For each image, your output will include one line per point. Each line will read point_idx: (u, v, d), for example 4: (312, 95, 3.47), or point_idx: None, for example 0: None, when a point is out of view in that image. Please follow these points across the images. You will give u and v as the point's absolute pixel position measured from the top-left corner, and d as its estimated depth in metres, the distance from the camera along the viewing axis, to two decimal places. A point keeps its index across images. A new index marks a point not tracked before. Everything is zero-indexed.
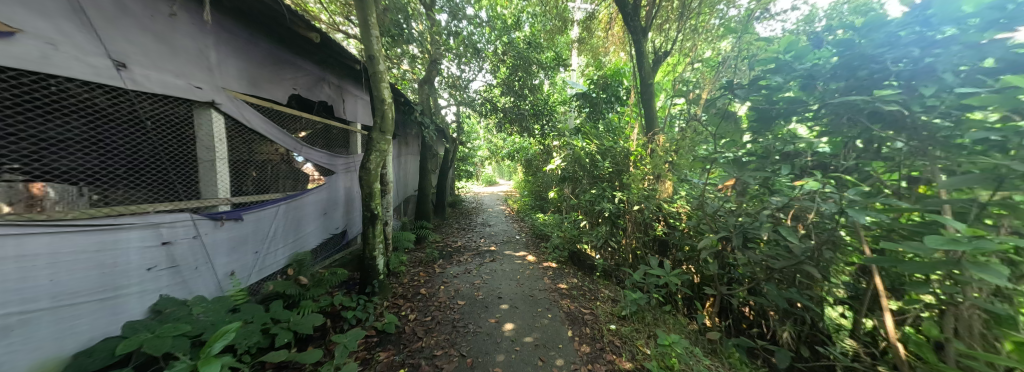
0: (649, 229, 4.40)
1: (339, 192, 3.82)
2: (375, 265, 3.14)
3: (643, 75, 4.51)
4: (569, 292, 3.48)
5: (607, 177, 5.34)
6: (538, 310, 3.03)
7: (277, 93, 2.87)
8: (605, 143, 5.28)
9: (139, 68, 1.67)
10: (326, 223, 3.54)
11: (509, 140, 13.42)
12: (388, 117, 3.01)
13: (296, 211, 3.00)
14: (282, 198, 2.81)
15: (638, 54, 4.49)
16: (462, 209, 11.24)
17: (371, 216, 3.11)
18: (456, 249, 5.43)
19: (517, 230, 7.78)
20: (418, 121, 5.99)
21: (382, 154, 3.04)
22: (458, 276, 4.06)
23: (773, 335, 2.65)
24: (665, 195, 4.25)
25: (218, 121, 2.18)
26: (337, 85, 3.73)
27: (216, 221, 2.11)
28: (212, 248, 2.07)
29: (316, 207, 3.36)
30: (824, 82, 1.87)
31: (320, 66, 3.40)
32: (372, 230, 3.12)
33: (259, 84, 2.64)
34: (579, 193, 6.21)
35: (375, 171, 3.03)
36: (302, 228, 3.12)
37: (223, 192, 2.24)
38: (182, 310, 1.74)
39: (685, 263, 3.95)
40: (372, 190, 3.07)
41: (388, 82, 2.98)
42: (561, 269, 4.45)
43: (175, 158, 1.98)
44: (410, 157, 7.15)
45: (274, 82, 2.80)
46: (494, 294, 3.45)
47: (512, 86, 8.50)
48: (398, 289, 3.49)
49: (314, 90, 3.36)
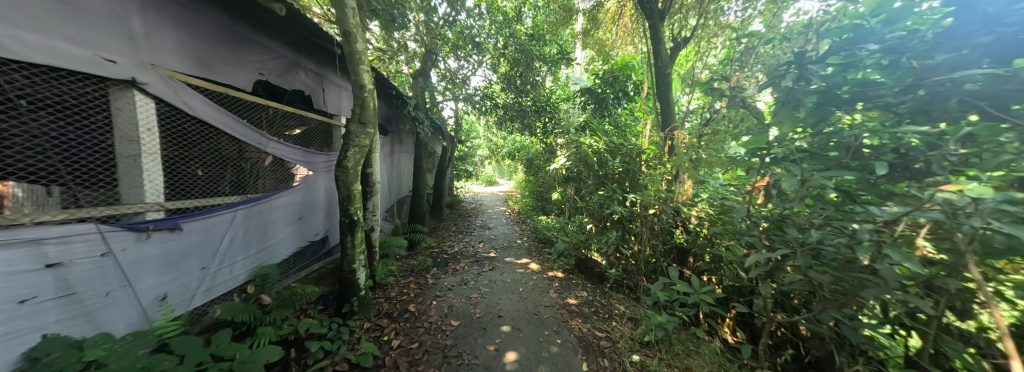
0: (666, 235, 3.95)
1: (318, 194, 3.37)
2: (354, 280, 2.70)
3: (658, 65, 4.07)
4: (579, 309, 3.04)
5: (617, 177, 4.90)
6: (545, 334, 2.59)
7: (238, 78, 2.43)
8: (615, 140, 4.83)
9: (12, 28, 1.22)
10: (301, 229, 3.10)
11: (510, 139, 12.99)
12: (369, 107, 2.56)
13: (262, 217, 2.58)
14: (244, 201, 2.38)
15: (652, 42, 4.06)
16: (461, 210, 10.80)
17: (349, 223, 2.66)
18: (452, 256, 4.98)
19: (518, 233, 7.34)
20: (411, 117, 5.55)
21: (362, 150, 2.59)
22: (453, 288, 3.62)
23: (825, 365, 2.23)
24: (684, 198, 3.79)
25: (144, 107, 1.73)
26: (316, 73, 3.29)
27: (140, 233, 1.67)
28: (132, 268, 1.62)
29: (290, 211, 2.93)
30: (914, 56, 1.37)
31: (294, 49, 2.95)
32: (351, 239, 2.68)
33: (212, 64, 2.18)
34: (585, 194, 5.77)
35: (354, 170, 2.59)
36: (271, 236, 2.69)
37: (155, 196, 1.81)
38: (69, 357, 1.28)
39: (707, 274, 3.52)
40: (351, 193, 2.63)
41: (368, 66, 2.55)
42: (568, 279, 4.01)
43: (78, 154, 1.54)
44: (404, 155, 6.71)
45: (232, 63, 2.35)
46: (493, 311, 3.01)
47: (513, 81, 8.08)
48: (383, 306, 3.05)
49: (285, 76, 2.90)
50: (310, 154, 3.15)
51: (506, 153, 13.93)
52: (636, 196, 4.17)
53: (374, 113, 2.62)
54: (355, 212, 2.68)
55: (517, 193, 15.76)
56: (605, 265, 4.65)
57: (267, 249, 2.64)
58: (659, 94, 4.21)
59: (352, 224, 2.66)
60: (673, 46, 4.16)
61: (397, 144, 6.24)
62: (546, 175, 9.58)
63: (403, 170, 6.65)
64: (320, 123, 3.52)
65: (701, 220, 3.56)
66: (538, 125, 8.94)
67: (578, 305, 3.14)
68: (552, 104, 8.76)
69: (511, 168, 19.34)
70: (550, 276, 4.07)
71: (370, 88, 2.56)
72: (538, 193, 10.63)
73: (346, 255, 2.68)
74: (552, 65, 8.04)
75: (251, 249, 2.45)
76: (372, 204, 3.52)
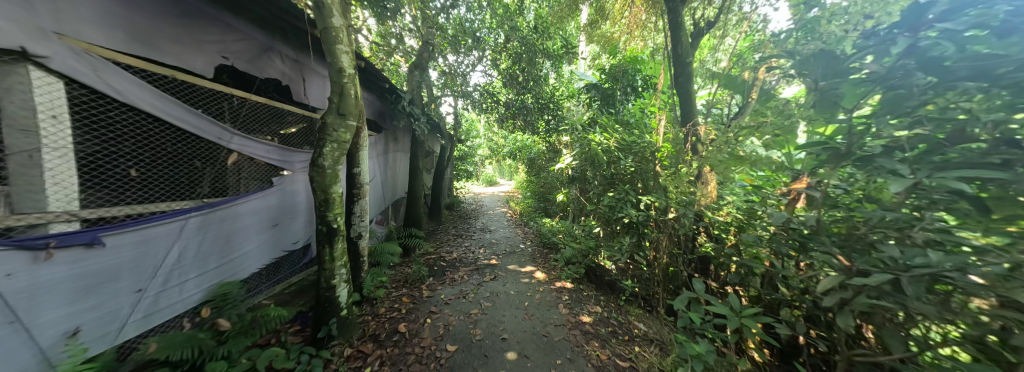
0: (687, 242, 3.56)
1: (299, 197, 2.99)
2: (333, 300, 2.30)
3: (677, 53, 3.68)
4: (594, 329, 2.66)
5: (630, 178, 4.50)
6: (556, 363, 2.20)
7: (192, 62, 2.06)
8: (626, 137, 4.44)
9: None
10: (275, 238, 2.72)
11: (512, 138, 12.60)
12: (349, 95, 2.16)
13: (226, 225, 2.21)
14: (200, 207, 2.01)
15: (670, 28, 3.68)
16: (461, 212, 10.40)
17: (327, 232, 2.26)
18: (450, 264, 4.59)
19: (520, 236, 6.96)
20: (406, 112, 5.15)
21: (341, 146, 2.19)
22: (450, 303, 3.22)
23: None
24: (710, 201, 3.36)
25: (47, 91, 1.39)
26: (295, 60, 2.91)
27: (37, 253, 1.31)
28: (20, 299, 1.26)
29: (263, 218, 2.57)
30: None
31: (265, 30, 2.56)
32: (328, 250, 2.27)
33: (152, 42, 1.80)
34: (593, 196, 5.38)
35: (331, 170, 2.19)
36: (238, 247, 2.32)
37: (63, 204, 1.46)
38: None
39: (733, 286, 3.14)
40: (328, 197, 2.23)
41: (348, 47, 2.16)
42: (577, 290, 3.63)
43: None
44: (400, 154, 6.31)
45: (180, 42, 1.97)
46: (495, 333, 2.62)
47: (515, 78, 7.72)
48: (368, 326, 2.66)
49: (254, 61, 2.52)
50: (287, 153, 2.79)
51: (507, 152, 13.55)
52: (653, 198, 3.78)
53: (356, 103, 2.22)
54: (334, 219, 2.28)
55: (518, 194, 15.40)
56: (616, 274, 4.26)
57: (233, 262, 2.27)
58: (677, 86, 3.82)
59: (330, 232, 2.27)
60: (693, 34, 3.79)
61: (392, 143, 5.87)
62: (549, 176, 9.21)
63: (398, 170, 6.25)
64: (301, 118, 3.15)
65: (729, 225, 3.14)
66: (541, 123, 8.58)
67: (593, 324, 2.75)
68: (555, 101, 8.37)
69: (511, 168, 18.99)
70: (558, 287, 3.69)
71: (351, 74, 2.17)
72: (541, 194, 10.25)
73: (322, 270, 2.27)
74: (556, 61, 7.69)
75: (210, 264, 2.08)
76: (358, 209, 3.18)
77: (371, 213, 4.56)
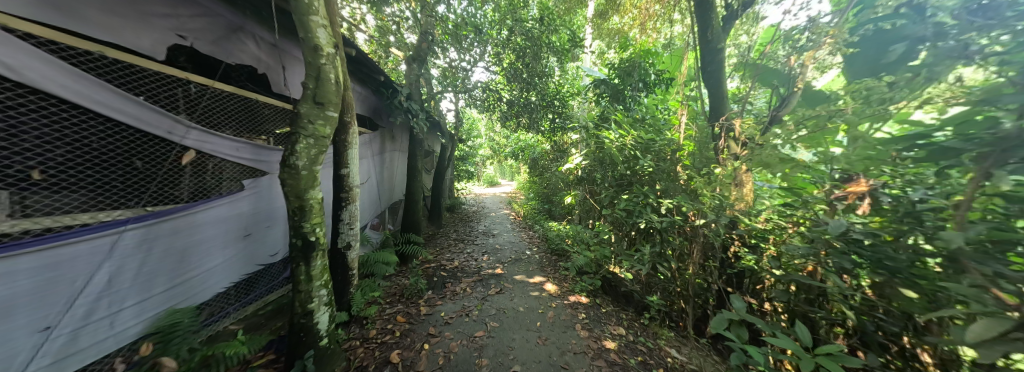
0: (718, 252, 3.17)
1: (277, 203, 2.59)
2: (311, 329, 1.92)
3: (707, 39, 3.31)
4: (621, 359, 2.31)
5: (647, 179, 4.12)
6: None
7: (133, 38, 1.68)
8: (644, 135, 4.06)
9: None
10: (245, 251, 2.31)
11: (514, 137, 12.23)
12: (328, 79, 1.76)
13: (180, 238, 1.82)
14: (142, 216, 1.63)
15: (699, 11, 3.33)
16: (462, 215, 10.02)
17: (302, 246, 1.86)
18: (452, 274, 4.19)
19: (525, 241, 6.60)
20: (404, 108, 4.77)
21: (320, 142, 1.80)
22: (451, 323, 2.85)
23: None
24: (744, 205, 2.90)
25: None
26: (272, 45, 2.52)
27: None
28: None
29: (232, 228, 2.19)
30: None
31: (232, 6, 2.17)
32: (304, 269, 1.88)
33: (71, 9, 1.43)
34: (605, 198, 5.00)
35: (307, 172, 1.79)
36: (197, 264, 1.94)
37: None
38: None
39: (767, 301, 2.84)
40: (304, 204, 1.83)
41: (325, 21, 1.78)
42: (593, 306, 3.27)
43: None
44: (397, 154, 5.92)
45: (112, 12, 1.59)
46: (505, 363, 2.26)
47: (519, 73, 7.35)
48: (356, 355, 2.28)
49: (218, 42, 2.13)
50: (261, 151, 2.41)
51: (509, 152, 13.15)
52: (677, 202, 3.37)
53: (338, 90, 1.82)
54: (311, 231, 1.88)
55: (521, 195, 15.02)
56: (634, 285, 3.90)
57: (190, 283, 1.89)
58: (706, 77, 3.42)
59: (306, 246, 1.87)
60: (724, 19, 3.38)
61: (389, 142, 5.47)
62: (555, 177, 8.84)
63: (396, 171, 5.88)
64: (280, 112, 2.75)
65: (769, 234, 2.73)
66: (546, 122, 8.22)
67: (619, 352, 2.40)
68: (561, 98, 7.99)
69: (513, 169, 18.62)
70: (572, 302, 3.35)
71: (330, 53, 1.78)
72: (545, 196, 9.88)
73: (297, 293, 1.87)
74: (562, 56, 7.31)
75: (156, 287, 1.70)
76: (346, 215, 2.82)
77: (362, 218, 4.17)
